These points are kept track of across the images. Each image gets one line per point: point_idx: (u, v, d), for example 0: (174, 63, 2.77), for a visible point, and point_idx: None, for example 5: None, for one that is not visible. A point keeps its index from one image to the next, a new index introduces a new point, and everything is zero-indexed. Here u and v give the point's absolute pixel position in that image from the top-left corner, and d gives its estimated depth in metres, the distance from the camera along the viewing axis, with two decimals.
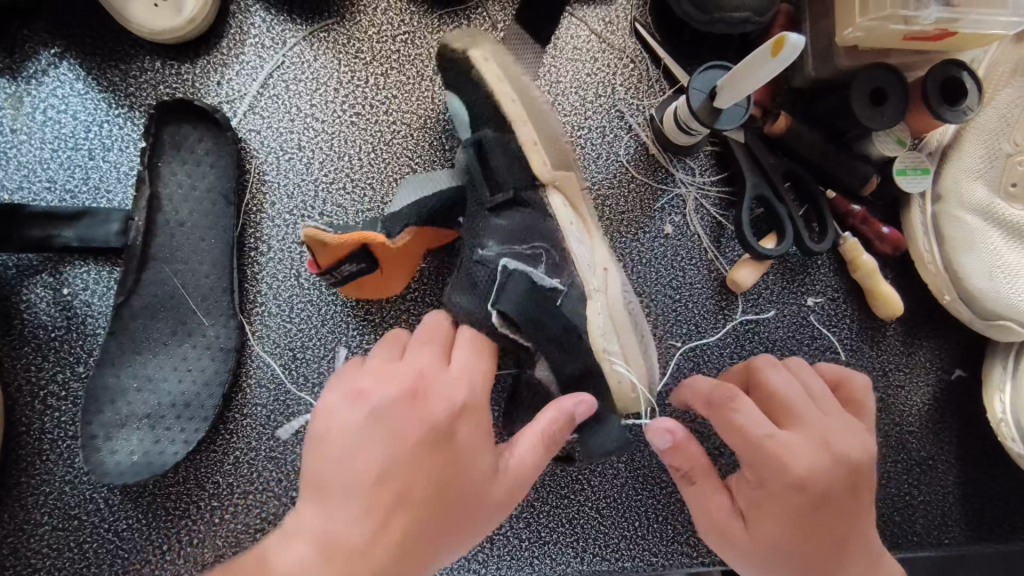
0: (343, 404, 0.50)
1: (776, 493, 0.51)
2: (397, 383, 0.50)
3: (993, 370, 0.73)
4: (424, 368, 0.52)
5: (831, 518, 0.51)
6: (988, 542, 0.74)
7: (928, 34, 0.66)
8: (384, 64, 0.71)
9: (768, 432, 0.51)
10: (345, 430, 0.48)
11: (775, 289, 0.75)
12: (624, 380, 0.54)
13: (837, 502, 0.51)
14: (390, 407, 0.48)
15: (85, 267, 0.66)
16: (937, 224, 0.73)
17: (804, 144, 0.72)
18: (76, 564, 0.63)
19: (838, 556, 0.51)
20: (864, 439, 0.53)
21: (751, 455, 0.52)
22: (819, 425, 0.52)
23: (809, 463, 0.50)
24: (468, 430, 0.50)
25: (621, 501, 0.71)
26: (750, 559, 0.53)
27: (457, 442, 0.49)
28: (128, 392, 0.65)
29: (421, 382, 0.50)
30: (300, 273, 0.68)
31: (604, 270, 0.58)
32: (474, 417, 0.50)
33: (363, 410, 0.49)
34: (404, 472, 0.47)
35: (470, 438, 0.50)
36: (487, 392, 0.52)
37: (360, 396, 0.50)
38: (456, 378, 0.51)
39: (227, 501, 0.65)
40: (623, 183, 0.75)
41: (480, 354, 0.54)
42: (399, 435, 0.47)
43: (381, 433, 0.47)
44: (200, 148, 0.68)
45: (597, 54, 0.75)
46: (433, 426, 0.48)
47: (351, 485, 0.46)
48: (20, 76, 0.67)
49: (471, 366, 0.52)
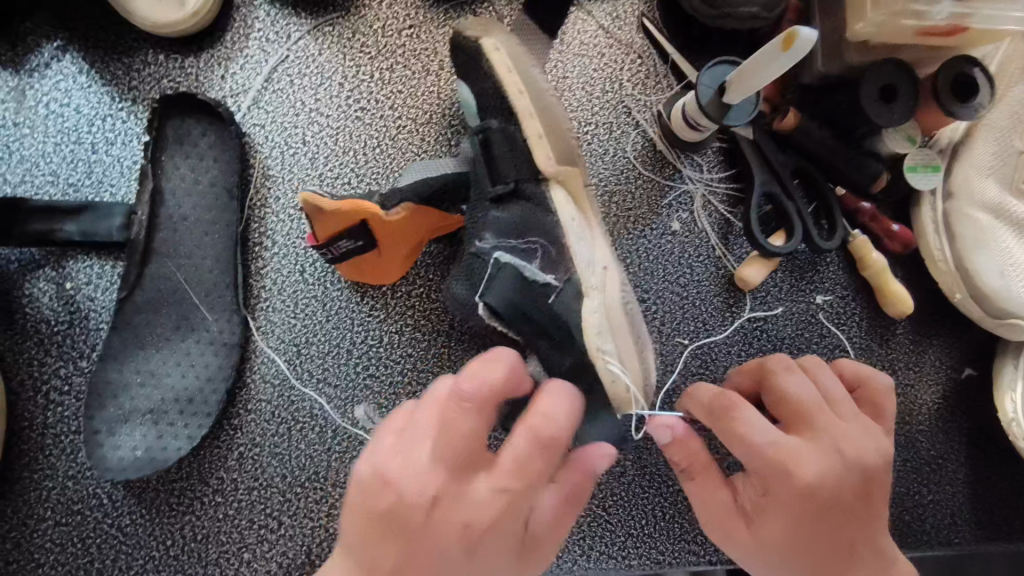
0: (366, 490, 0.42)
1: (781, 501, 0.49)
2: (426, 481, 0.41)
3: (1004, 369, 0.72)
4: (463, 464, 0.42)
5: (842, 526, 0.49)
6: (999, 543, 0.73)
7: (941, 30, 0.65)
8: (389, 58, 0.70)
9: (770, 438, 0.50)
10: (365, 525, 0.41)
11: (783, 286, 0.75)
12: (618, 380, 0.54)
13: (847, 510, 0.49)
14: (414, 516, 0.41)
15: (88, 261, 0.66)
16: (947, 221, 0.72)
17: (813, 141, 0.71)
18: (79, 560, 0.63)
19: (850, 565, 0.49)
20: (878, 445, 0.51)
21: (755, 462, 0.50)
22: (829, 431, 0.50)
23: (817, 471, 0.49)
24: (497, 543, 0.42)
25: (627, 499, 0.70)
26: (757, 562, 0.52)
27: (482, 559, 0.42)
28: (131, 387, 0.64)
29: (454, 482, 0.42)
30: (305, 268, 0.67)
31: (604, 270, 0.59)
32: (507, 528, 0.42)
33: (387, 507, 0.41)
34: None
35: (498, 551, 0.42)
36: (529, 492, 0.43)
37: (385, 483, 0.41)
38: (495, 481, 0.42)
39: (231, 497, 0.65)
40: (630, 179, 0.74)
41: (536, 447, 0.43)
42: (420, 550, 0.41)
43: (399, 543, 0.41)
44: (204, 141, 0.67)
45: (604, 48, 0.75)
46: (457, 546, 0.41)
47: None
48: (23, 69, 0.67)
49: (517, 466, 0.43)
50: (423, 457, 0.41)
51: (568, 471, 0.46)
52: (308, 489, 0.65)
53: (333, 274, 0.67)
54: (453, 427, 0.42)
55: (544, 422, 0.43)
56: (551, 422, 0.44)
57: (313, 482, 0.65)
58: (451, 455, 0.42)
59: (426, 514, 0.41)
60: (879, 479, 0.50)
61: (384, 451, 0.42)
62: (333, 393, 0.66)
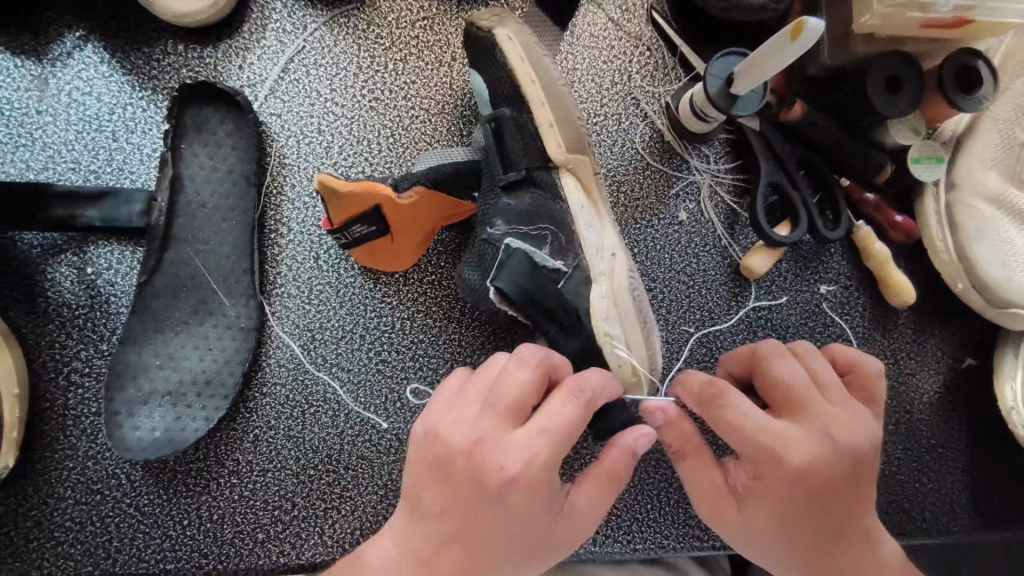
0: (420, 442, 0.50)
1: (774, 484, 0.50)
2: (467, 433, 0.48)
3: (1004, 359, 0.74)
4: (500, 421, 0.48)
5: (831, 511, 0.50)
6: (998, 531, 0.75)
7: (946, 22, 0.67)
8: (403, 49, 0.71)
9: (763, 423, 0.50)
10: (419, 471, 0.49)
11: (788, 276, 0.76)
12: (624, 363, 0.58)
13: (836, 495, 0.50)
14: (456, 463, 0.48)
15: (109, 247, 0.67)
16: (950, 212, 0.73)
17: (819, 132, 0.72)
18: (99, 538, 0.65)
19: (839, 546, 0.51)
20: (868, 429, 0.51)
21: (746, 448, 0.51)
22: (819, 416, 0.51)
23: (808, 457, 0.49)
24: (526, 494, 0.47)
25: (634, 484, 0.71)
26: (747, 544, 0.53)
27: (512, 506, 0.47)
28: (150, 370, 0.66)
29: (491, 436, 0.48)
30: (319, 255, 0.69)
31: (613, 256, 0.61)
32: (535, 481, 0.48)
33: (435, 456, 0.49)
34: (458, 528, 0.48)
35: (527, 501, 0.48)
36: (559, 450, 0.48)
37: (435, 436, 0.49)
38: (527, 438, 0.48)
39: (247, 478, 0.66)
40: (638, 170, 0.75)
41: (567, 409, 0.49)
42: (460, 492, 0.48)
43: (445, 485, 0.48)
44: (222, 130, 0.68)
45: (613, 41, 0.76)
46: (489, 491, 0.47)
47: (418, 525, 0.49)
48: (45, 58, 0.68)
49: (547, 425, 0.48)
50: (467, 414, 0.49)
51: (608, 449, 0.52)
52: (321, 471, 0.67)
53: (346, 261, 0.69)
54: (494, 390, 0.49)
55: (579, 386, 0.50)
56: (583, 386, 0.50)
57: (326, 465, 0.67)
58: (490, 413, 0.49)
59: (465, 462, 0.48)
60: (867, 462, 0.51)
61: (438, 411, 0.50)
62: (347, 377, 0.68)
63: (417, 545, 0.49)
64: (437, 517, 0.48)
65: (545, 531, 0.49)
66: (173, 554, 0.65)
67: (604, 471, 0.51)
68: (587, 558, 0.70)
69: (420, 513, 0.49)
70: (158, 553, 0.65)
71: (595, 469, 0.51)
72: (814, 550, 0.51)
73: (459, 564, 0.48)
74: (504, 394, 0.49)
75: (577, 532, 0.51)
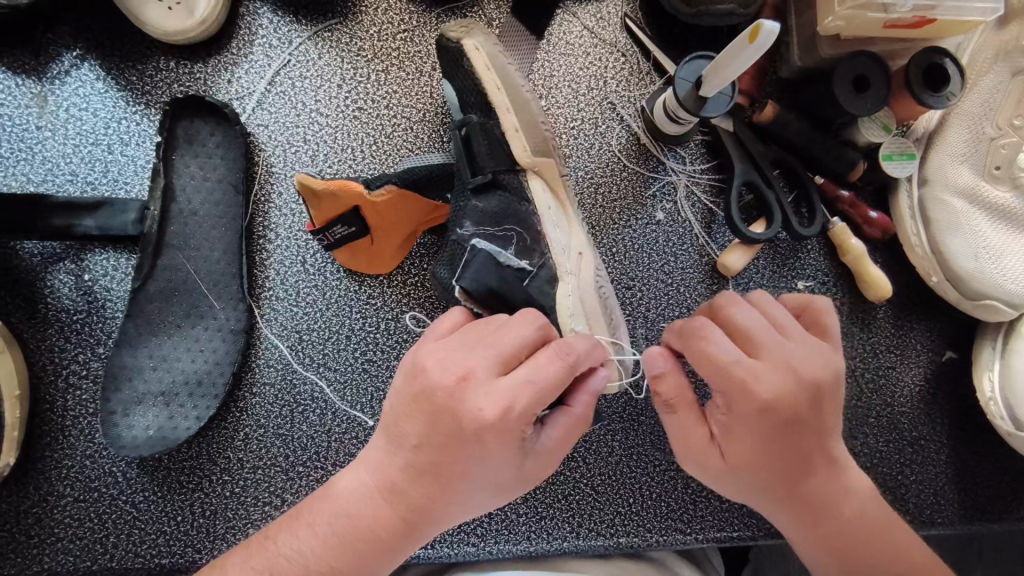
0: (409, 374, 0.53)
1: (747, 419, 0.52)
2: (450, 374, 0.51)
3: (983, 352, 0.74)
4: (489, 366, 0.51)
5: (802, 437, 0.53)
6: (980, 522, 0.75)
7: (907, 22, 0.69)
8: (385, 61, 0.74)
9: (736, 359, 0.51)
10: (402, 403, 0.53)
11: (766, 273, 0.77)
12: None
13: (802, 429, 0.53)
14: (436, 400, 0.51)
15: (105, 255, 0.71)
16: (924, 209, 0.75)
17: (793, 131, 0.74)
18: (96, 534, 0.67)
19: (811, 467, 0.55)
20: (831, 369, 0.53)
21: (721, 380, 0.52)
22: (784, 351, 0.52)
23: (771, 387, 0.51)
24: (499, 439, 0.50)
25: (616, 476, 0.73)
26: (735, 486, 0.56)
27: (487, 449, 0.50)
28: (144, 371, 0.68)
29: (475, 378, 0.51)
30: (307, 259, 0.72)
31: (580, 255, 0.64)
32: (511, 426, 0.50)
33: (418, 388, 0.52)
34: (433, 464, 0.52)
35: (498, 445, 0.50)
36: (538, 402, 0.50)
37: (421, 371, 0.52)
38: (512, 386, 0.50)
39: (238, 475, 0.69)
40: (615, 172, 0.77)
41: (558, 366, 0.51)
42: (437, 428, 0.51)
43: (424, 420, 0.52)
44: (211, 141, 0.71)
45: (589, 48, 0.78)
46: (464, 433, 0.50)
47: (397, 457, 0.54)
48: (44, 77, 0.72)
49: (535, 374, 0.50)
50: (455, 354, 0.51)
51: (575, 396, 0.56)
52: (310, 467, 0.69)
53: (332, 263, 0.71)
54: (490, 337, 0.52)
55: (566, 348, 0.51)
56: (570, 346, 0.51)
57: (315, 462, 0.69)
58: (481, 356, 0.51)
59: (447, 398, 0.50)
60: (832, 392, 0.53)
61: (429, 349, 0.53)
62: (333, 377, 0.70)
63: (392, 473, 0.54)
64: (413, 450, 0.53)
65: (514, 471, 0.53)
66: (167, 549, 0.68)
67: (573, 416, 0.55)
68: (571, 551, 0.72)
69: (399, 444, 0.54)
70: (153, 548, 0.68)
71: (566, 417, 0.55)
72: (788, 478, 0.55)
73: (431, 494, 0.53)
74: (497, 343, 0.51)
75: (541, 469, 0.55)
